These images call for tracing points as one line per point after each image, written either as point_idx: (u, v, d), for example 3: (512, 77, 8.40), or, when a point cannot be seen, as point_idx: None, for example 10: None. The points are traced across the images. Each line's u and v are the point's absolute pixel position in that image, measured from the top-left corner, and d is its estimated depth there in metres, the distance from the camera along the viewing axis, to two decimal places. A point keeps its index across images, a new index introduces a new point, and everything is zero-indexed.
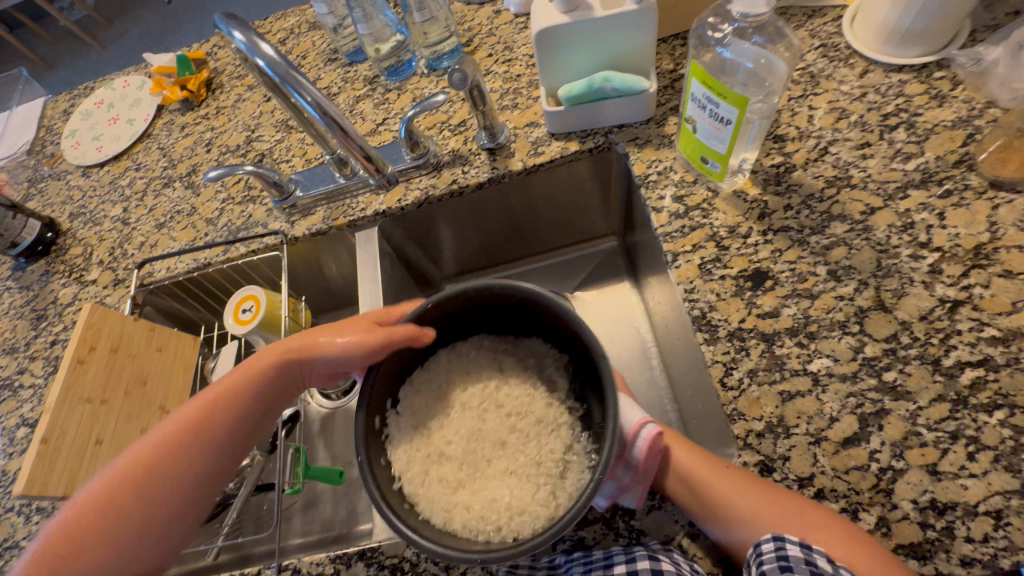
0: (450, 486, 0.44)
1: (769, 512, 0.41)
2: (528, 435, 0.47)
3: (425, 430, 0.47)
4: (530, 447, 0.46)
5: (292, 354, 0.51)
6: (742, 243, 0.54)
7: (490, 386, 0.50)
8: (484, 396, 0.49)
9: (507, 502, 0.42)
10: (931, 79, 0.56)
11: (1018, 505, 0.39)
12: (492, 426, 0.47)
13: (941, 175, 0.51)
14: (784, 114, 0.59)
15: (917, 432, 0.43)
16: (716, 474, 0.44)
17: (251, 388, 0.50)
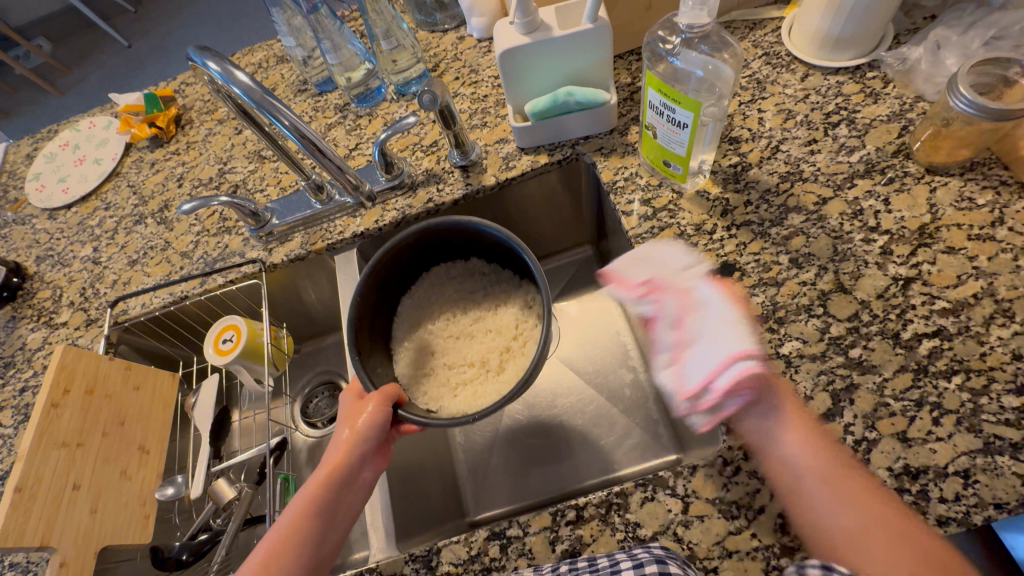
0: (472, 368, 0.61)
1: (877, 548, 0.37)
2: (470, 323, 0.65)
3: (433, 372, 0.60)
4: (482, 325, 0.64)
5: (322, 479, 0.48)
6: (709, 239, 0.56)
7: (431, 325, 0.64)
8: (428, 331, 0.64)
9: (508, 346, 0.62)
10: (865, 79, 0.61)
11: (983, 463, 0.42)
12: (460, 332, 0.64)
13: (883, 165, 0.55)
14: (736, 117, 0.63)
15: (885, 404, 0.45)
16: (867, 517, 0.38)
17: (304, 533, 0.45)
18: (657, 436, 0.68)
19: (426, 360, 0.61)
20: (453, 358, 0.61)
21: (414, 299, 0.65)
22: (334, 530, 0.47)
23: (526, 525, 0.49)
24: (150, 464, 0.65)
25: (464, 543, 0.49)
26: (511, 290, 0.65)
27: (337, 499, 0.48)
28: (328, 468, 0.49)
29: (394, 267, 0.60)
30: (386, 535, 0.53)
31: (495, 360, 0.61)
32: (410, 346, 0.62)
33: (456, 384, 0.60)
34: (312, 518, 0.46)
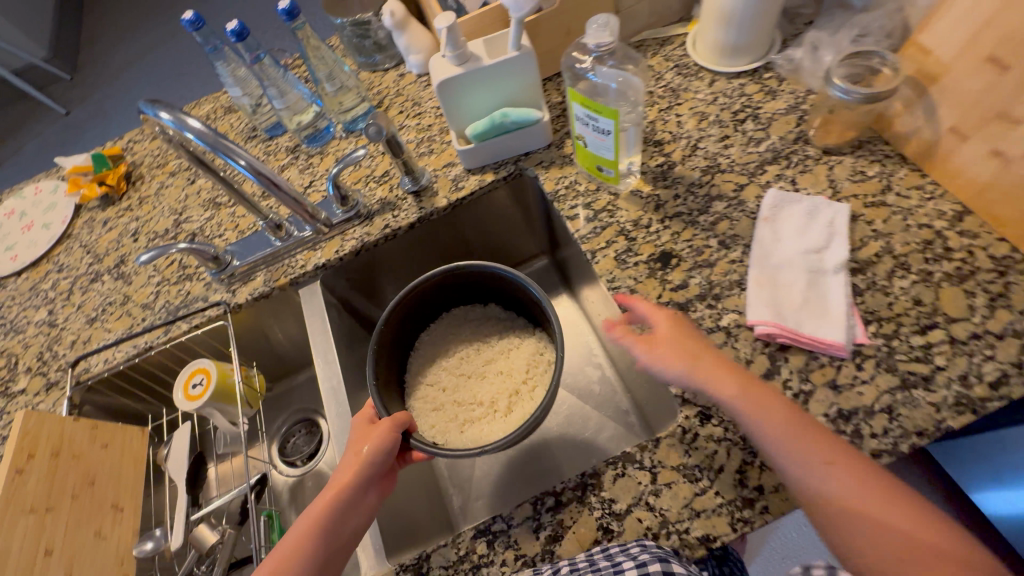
0: (480, 410, 0.64)
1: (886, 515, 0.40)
2: (489, 361, 0.68)
3: (439, 409, 0.64)
4: (499, 364, 0.68)
5: (328, 499, 0.48)
6: (647, 232, 0.62)
7: (447, 362, 0.68)
8: (444, 367, 0.68)
9: (521, 390, 0.64)
10: (763, 79, 0.69)
11: (902, 397, 0.47)
12: (474, 371, 0.68)
13: (787, 151, 0.63)
14: (658, 122, 0.70)
15: (815, 357, 0.51)
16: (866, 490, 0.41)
17: (306, 553, 0.45)
18: (629, 426, 0.72)
19: (436, 395, 0.65)
20: (463, 396, 0.65)
21: (431, 338, 0.70)
22: (338, 552, 0.47)
23: (509, 518, 0.51)
24: (125, 522, 0.64)
25: (452, 545, 0.50)
26: (523, 334, 0.69)
27: (342, 520, 0.48)
28: (333, 489, 0.48)
29: (415, 306, 0.65)
30: (376, 551, 0.54)
31: (505, 402, 0.64)
32: (423, 381, 0.67)
33: (464, 421, 0.63)
34: (316, 539, 0.46)
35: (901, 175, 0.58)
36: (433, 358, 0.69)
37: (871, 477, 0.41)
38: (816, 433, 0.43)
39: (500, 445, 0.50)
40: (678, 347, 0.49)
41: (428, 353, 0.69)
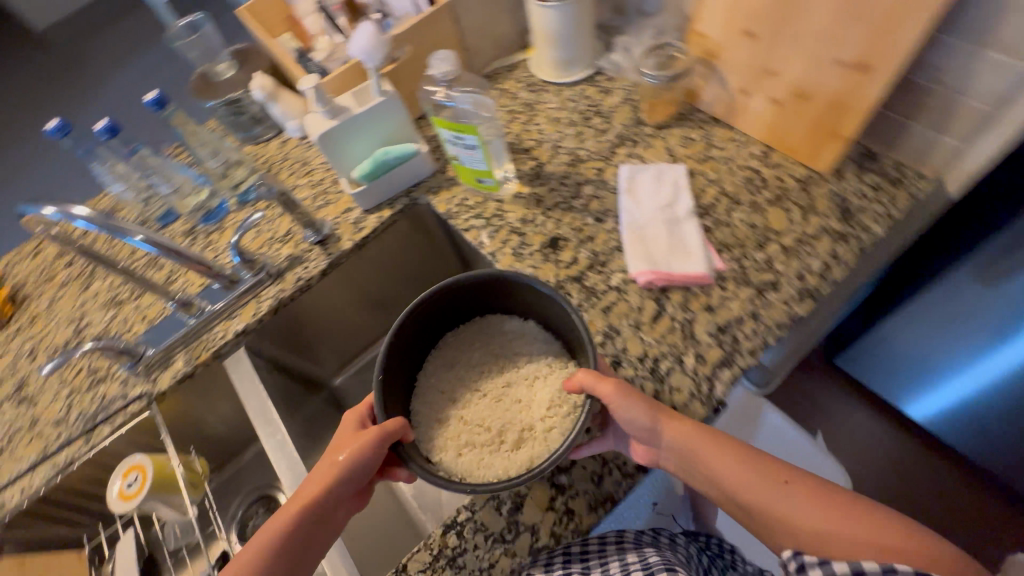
0: (487, 439, 0.57)
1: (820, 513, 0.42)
2: (522, 378, 0.61)
3: (442, 423, 0.59)
4: (530, 381, 0.60)
5: (299, 510, 0.50)
6: (534, 225, 0.70)
7: (471, 372, 0.62)
8: (466, 371, 0.63)
9: (541, 423, 0.56)
10: (597, 81, 0.81)
11: (759, 302, 0.58)
12: (494, 391, 0.61)
13: (629, 133, 0.75)
14: (522, 132, 0.79)
15: (690, 289, 0.60)
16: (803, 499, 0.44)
17: (275, 558, 0.48)
18: None
19: (444, 406, 0.60)
20: (477, 413, 0.59)
21: (453, 347, 0.63)
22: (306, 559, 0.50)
23: (473, 505, 0.54)
24: None
25: (425, 548, 0.53)
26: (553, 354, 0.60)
27: (310, 530, 0.50)
28: (304, 505, 0.50)
29: (437, 308, 0.59)
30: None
31: (513, 435, 0.56)
32: (432, 387, 0.61)
33: (467, 443, 0.57)
34: (287, 544, 0.49)
35: (718, 132, 0.71)
36: (455, 366, 0.63)
37: (790, 481, 0.45)
38: (753, 472, 0.47)
39: (500, 486, 0.44)
40: (635, 401, 0.49)
41: (451, 353, 0.63)
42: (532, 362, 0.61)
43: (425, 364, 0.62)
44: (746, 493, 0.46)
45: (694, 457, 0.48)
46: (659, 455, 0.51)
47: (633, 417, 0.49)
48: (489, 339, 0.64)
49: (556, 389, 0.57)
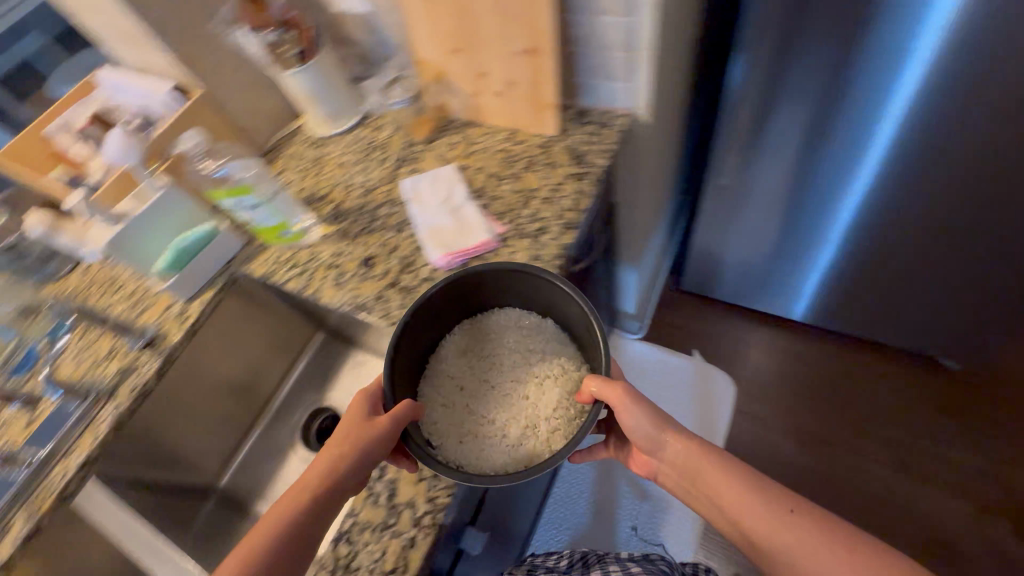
0: (493, 426, 0.66)
1: (806, 549, 0.55)
2: (539, 376, 0.68)
3: (447, 407, 0.68)
4: (541, 378, 0.68)
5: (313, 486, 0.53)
6: (346, 255, 0.77)
7: (482, 365, 0.71)
8: (475, 356, 0.71)
9: (543, 419, 0.65)
10: (367, 122, 0.92)
11: (537, 246, 0.70)
12: (505, 386, 0.69)
13: (404, 155, 0.85)
14: (316, 183, 0.87)
15: (484, 257, 0.71)
16: (789, 529, 0.56)
17: (283, 533, 0.51)
18: None
19: (451, 392, 0.68)
20: (485, 402, 0.68)
21: (464, 337, 0.72)
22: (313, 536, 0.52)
23: (354, 510, 0.57)
24: None
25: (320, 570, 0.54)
26: (560, 359, 0.68)
27: (317, 509, 0.53)
28: (313, 483, 0.53)
29: (454, 299, 0.67)
30: None
31: (516, 430, 0.65)
32: (439, 374, 0.69)
33: (468, 432, 0.65)
34: (298, 520, 0.52)
35: (472, 132, 0.85)
36: (465, 353, 0.71)
37: (777, 502, 0.58)
38: (761, 501, 0.59)
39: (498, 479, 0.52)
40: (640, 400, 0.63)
41: (470, 344, 0.72)
42: (549, 368, 0.68)
43: (439, 350, 0.71)
44: (727, 498, 0.60)
45: (693, 467, 0.63)
46: (658, 467, 0.67)
47: (636, 418, 0.62)
48: (501, 331, 0.72)
49: (560, 398, 0.66)
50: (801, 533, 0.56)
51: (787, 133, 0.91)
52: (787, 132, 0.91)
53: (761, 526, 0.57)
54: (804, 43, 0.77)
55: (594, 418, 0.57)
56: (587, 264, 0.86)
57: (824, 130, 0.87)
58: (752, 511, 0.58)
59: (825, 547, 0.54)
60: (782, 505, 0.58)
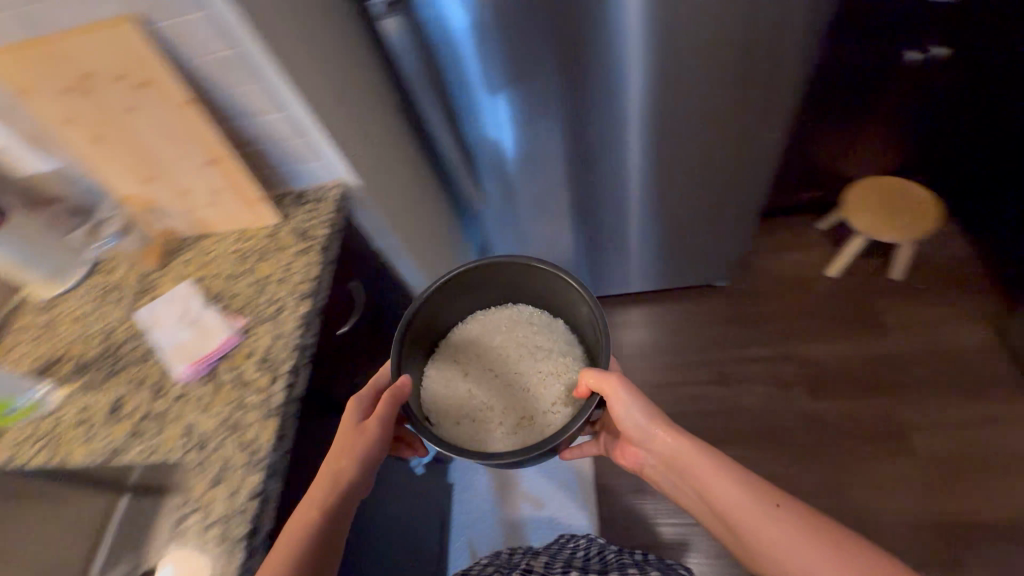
0: (489, 408, 0.86)
1: (786, 534, 0.66)
2: (537, 361, 0.89)
3: (450, 391, 0.88)
4: (536, 374, 0.88)
5: (337, 459, 0.68)
6: (92, 406, 0.74)
7: (484, 361, 0.91)
8: (479, 354, 0.91)
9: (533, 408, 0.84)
10: (96, 267, 0.90)
11: (278, 325, 0.75)
12: (520, 345, 0.91)
13: (140, 286, 0.85)
14: (49, 345, 0.82)
15: (232, 353, 0.74)
16: (775, 521, 0.67)
17: (311, 509, 0.64)
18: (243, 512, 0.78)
19: (456, 382, 0.88)
20: (487, 388, 0.88)
21: (474, 336, 0.92)
22: (339, 505, 0.66)
23: None
24: None
25: None
26: (549, 360, 0.88)
27: (340, 480, 0.67)
28: (334, 462, 0.67)
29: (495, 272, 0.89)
30: None
31: (512, 421, 0.84)
32: (442, 366, 0.90)
33: (472, 416, 0.85)
34: (328, 492, 0.66)
35: (206, 243, 0.88)
36: (468, 347, 0.92)
37: (758, 503, 0.69)
38: (751, 497, 0.70)
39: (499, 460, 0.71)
40: (641, 397, 0.78)
41: (504, 321, 0.94)
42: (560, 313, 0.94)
43: (447, 343, 0.93)
44: (721, 496, 0.73)
45: (679, 457, 0.77)
46: (650, 458, 0.84)
47: (628, 412, 0.78)
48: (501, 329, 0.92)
49: (551, 388, 0.85)
50: (783, 520, 0.67)
51: (547, 141, 1.09)
52: (547, 141, 1.09)
53: (743, 511, 0.70)
54: (472, 106, 1.03)
55: (589, 408, 0.74)
56: (348, 302, 0.91)
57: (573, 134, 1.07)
58: (736, 499, 0.71)
59: (802, 530, 0.65)
60: (777, 503, 0.69)
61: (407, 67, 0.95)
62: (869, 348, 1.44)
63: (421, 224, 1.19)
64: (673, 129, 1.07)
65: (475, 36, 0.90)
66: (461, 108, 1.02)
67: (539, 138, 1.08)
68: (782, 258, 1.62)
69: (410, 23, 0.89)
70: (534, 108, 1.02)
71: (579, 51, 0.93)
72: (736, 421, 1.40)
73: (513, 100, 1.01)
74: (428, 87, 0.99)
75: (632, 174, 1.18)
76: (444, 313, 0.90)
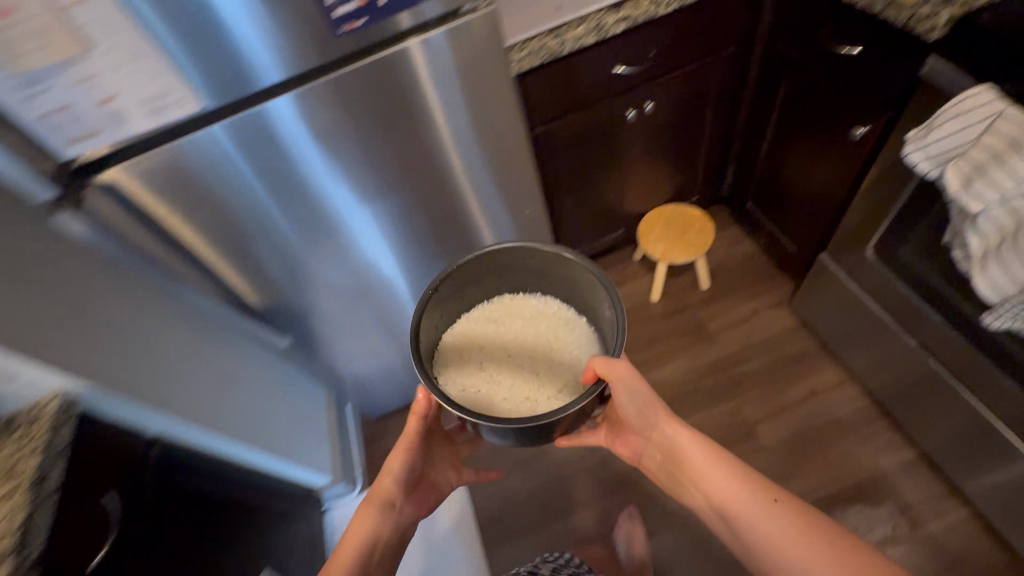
0: (507, 390, 0.92)
1: (777, 524, 0.76)
2: (554, 353, 0.95)
3: (467, 370, 0.94)
4: (555, 366, 0.94)
5: (387, 479, 0.95)
6: None
7: (502, 345, 0.97)
8: (499, 338, 0.97)
9: (545, 395, 0.91)
10: None
11: None
12: (537, 337, 0.97)
13: None
14: None
15: None
16: (768, 513, 0.77)
17: (368, 514, 0.92)
18: None
19: (474, 360, 0.95)
20: (504, 369, 0.94)
21: (490, 325, 0.98)
22: (387, 511, 0.93)
23: None
24: None
25: None
26: (562, 354, 0.95)
27: (383, 494, 0.94)
28: (384, 481, 0.94)
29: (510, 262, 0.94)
30: None
31: (522, 399, 0.91)
32: (458, 345, 0.96)
33: (486, 391, 0.92)
34: (378, 510, 0.93)
35: None
36: (482, 330, 0.98)
37: (774, 496, 0.79)
38: (748, 491, 0.80)
39: (513, 427, 0.77)
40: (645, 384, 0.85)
41: (498, 310, 1.01)
42: (568, 310, 0.99)
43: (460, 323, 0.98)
44: (719, 489, 0.82)
45: (678, 449, 0.86)
46: (651, 444, 0.91)
47: (631, 400, 0.84)
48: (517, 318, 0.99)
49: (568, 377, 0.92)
50: (775, 512, 0.77)
51: (390, 245, 1.10)
52: (389, 245, 1.10)
53: (737, 505, 0.80)
54: (326, 214, 0.98)
55: (592, 395, 0.78)
56: (106, 512, 0.78)
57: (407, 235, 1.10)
58: (726, 491, 0.81)
59: (793, 523, 0.76)
60: (770, 497, 0.79)
61: (243, 168, 0.85)
62: (707, 355, 1.56)
63: (226, 374, 1.07)
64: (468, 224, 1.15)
65: (325, 147, 0.87)
66: (308, 219, 0.96)
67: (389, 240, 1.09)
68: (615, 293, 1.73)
69: (256, 133, 0.82)
70: (388, 215, 1.03)
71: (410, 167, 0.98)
72: (617, 460, 1.47)
73: (370, 211, 1.01)
74: (269, 197, 0.91)
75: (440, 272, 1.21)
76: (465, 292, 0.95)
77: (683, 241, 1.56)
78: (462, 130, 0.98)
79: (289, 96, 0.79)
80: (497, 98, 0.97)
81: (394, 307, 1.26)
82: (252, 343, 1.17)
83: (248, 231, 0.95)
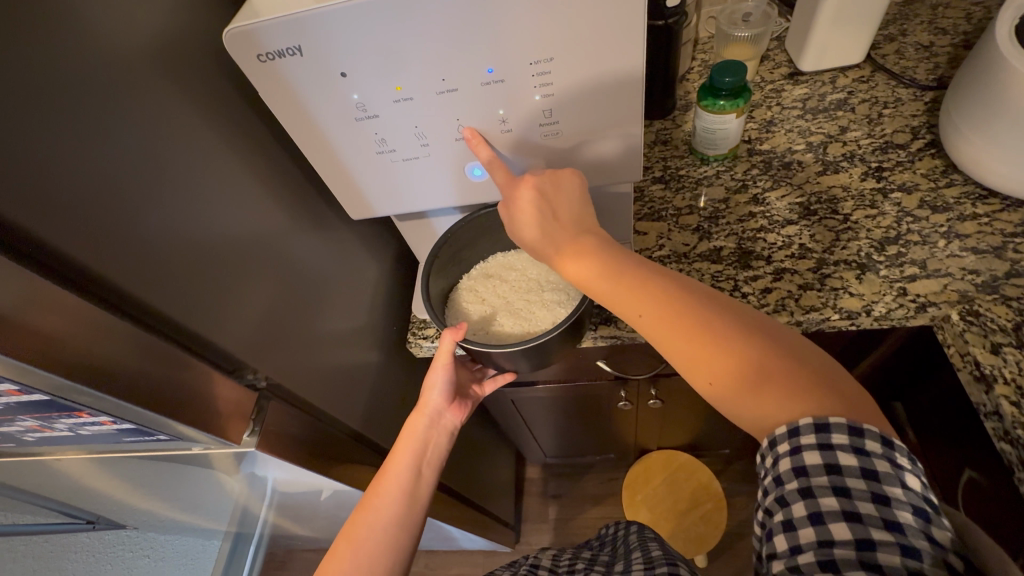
0: (516, 307, 0.64)
1: (713, 324, 0.44)
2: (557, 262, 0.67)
3: (465, 310, 0.65)
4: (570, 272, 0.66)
5: (408, 432, 0.60)
6: None
7: (506, 278, 0.67)
8: (492, 278, 0.68)
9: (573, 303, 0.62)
10: None
11: None
12: (538, 273, 0.67)
13: None
14: None
15: None
16: (674, 311, 0.45)
17: (388, 493, 0.56)
18: None
19: (474, 317, 0.64)
20: (519, 302, 0.65)
21: (477, 272, 0.69)
22: (423, 468, 0.59)
23: None
24: None
25: None
26: None
27: (414, 452, 0.59)
28: (403, 441, 0.60)
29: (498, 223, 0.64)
30: None
31: (547, 320, 0.62)
32: (459, 297, 0.67)
33: (495, 328, 0.63)
34: (404, 481, 0.57)
35: None
36: (484, 276, 0.68)
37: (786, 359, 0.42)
38: (631, 292, 0.47)
39: (552, 335, 0.53)
40: (521, 212, 0.49)
41: (495, 267, 0.69)
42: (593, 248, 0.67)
43: (455, 292, 0.67)
44: (639, 305, 0.47)
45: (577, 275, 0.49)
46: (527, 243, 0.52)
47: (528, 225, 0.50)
48: (518, 259, 0.69)
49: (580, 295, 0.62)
50: (688, 306, 0.45)
51: (307, 499, 0.73)
52: (307, 499, 0.73)
53: (645, 316, 0.47)
54: (195, 476, 0.59)
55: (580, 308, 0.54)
56: None
57: (327, 500, 0.73)
58: (614, 292, 0.48)
59: (740, 330, 0.44)
60: (666, 286, 0.47)
61: (62, 445, 0.50)
62: None
63: None
64: (297, 508, 0.82)
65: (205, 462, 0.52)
66: (165, 474, 0.58)
67: (303, 497, 0.71)
68: (589, 515, 1.35)
69: (85, 435, 0.47)
70: (303, 491, 0.65)
71: (289, 477, 0.59)
72: None
73: (277, 486, 0.63)
74: (98, 457, 0.53)
75: (287, 520, 0.92)
76: (463, 257, 0.66)
77: (676, 523, 1.12)
78: (264, 475, 0.58)
79: (126, 434, 0.46)
80: (276, 472, 0.58)
81: (302, 517, 0.90)
82: (72, 532, 0.94)
83: (55, 463, 0.55)
